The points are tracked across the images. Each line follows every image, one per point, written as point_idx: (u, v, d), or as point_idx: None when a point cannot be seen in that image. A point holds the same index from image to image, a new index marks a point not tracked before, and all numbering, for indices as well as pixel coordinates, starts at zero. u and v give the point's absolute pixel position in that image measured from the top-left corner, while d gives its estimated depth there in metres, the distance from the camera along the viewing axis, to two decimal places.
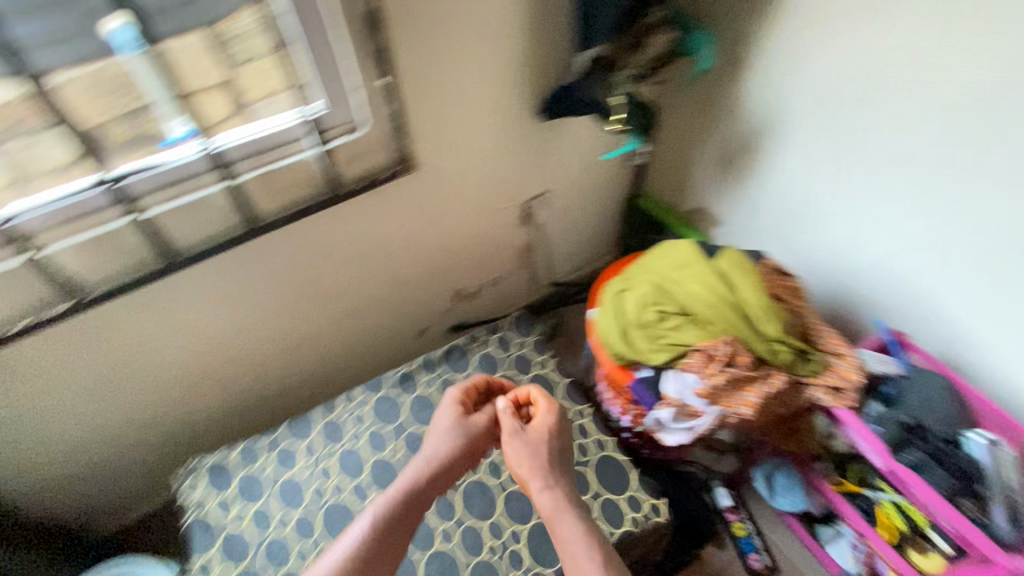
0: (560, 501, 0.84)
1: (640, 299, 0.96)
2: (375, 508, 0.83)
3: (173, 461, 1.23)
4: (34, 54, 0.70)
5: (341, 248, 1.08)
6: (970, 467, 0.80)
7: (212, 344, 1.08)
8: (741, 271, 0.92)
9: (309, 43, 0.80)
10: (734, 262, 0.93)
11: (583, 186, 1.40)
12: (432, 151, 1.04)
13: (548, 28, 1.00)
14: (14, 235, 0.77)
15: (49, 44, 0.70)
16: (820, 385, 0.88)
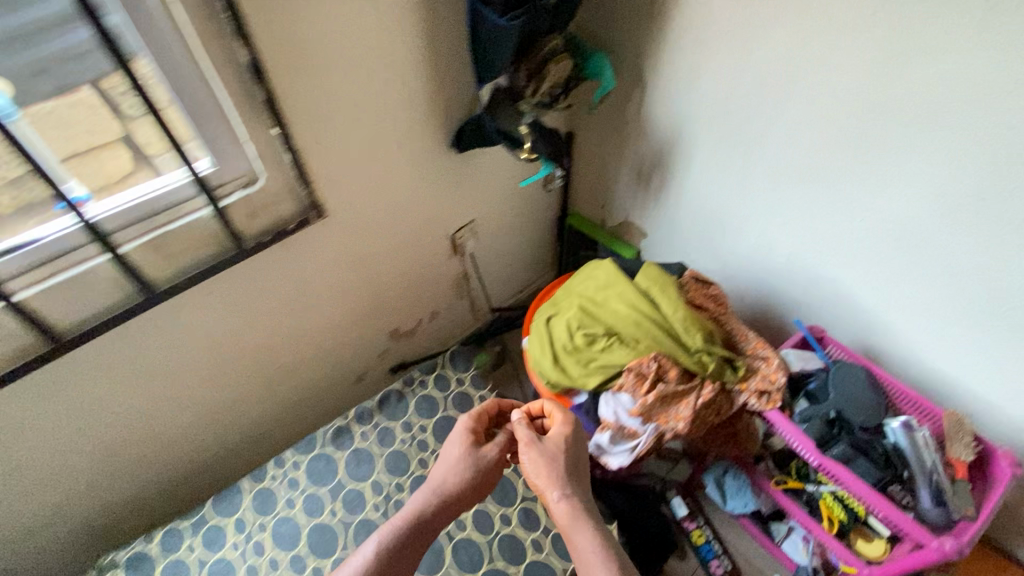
0: (576, 509, 0.76)
1: (568, 324, 0.95)
2: (383, 532, 0.80)
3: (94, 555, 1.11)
4: None
5: (255, 303, 1.03)
6: (892, 454, 0.85)
7: (121, 424, 0.99)
8: (663, 287, 0.93)
9: (185, 102, 0.76)
10: (656, 278, 0.94)
11: (509, 211, 1.40)
12: (341, 193, 1.00)
13: (447, 62, 1.00)
14: None
15: None
16: (748, 390, 0.90)
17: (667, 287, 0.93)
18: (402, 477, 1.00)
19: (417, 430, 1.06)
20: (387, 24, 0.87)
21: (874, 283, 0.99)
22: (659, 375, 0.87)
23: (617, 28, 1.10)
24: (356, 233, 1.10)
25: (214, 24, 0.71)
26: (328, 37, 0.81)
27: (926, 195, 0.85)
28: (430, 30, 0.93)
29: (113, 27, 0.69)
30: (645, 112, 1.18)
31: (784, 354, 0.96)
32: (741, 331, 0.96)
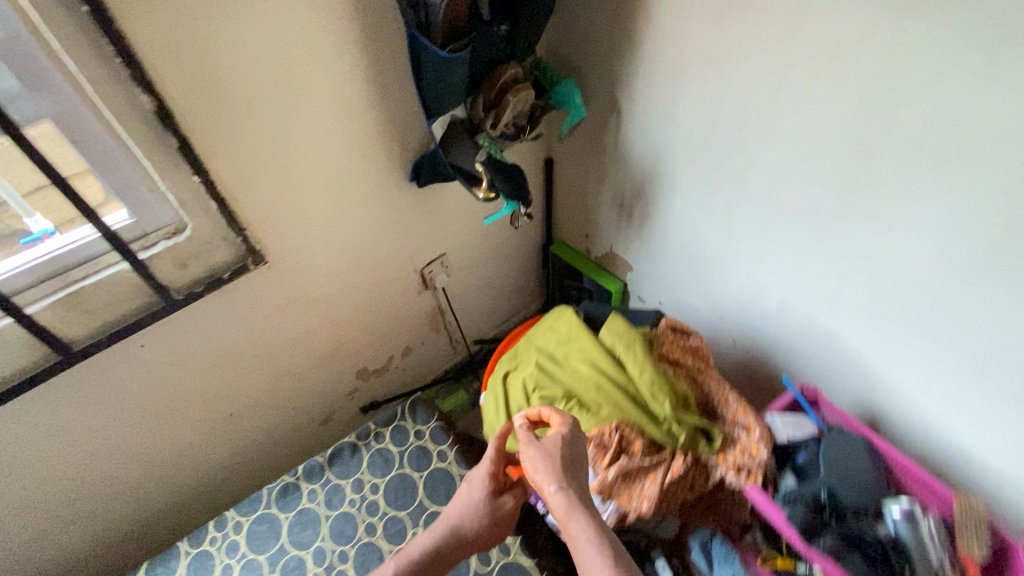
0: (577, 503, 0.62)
1: (523, 384, 0.85)
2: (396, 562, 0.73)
3: None
4: None
5: (195, 355, 0.96)
6: (892, 546, 0.73)
7: (51, 489, 0.90)
8: (629, 346, 0.83)
9: (88, 153, 0.70)
10: (621, 336, 0.84)
11: (483, 240, 1.31)
12: (284, 236, 0.93)
13: (396, 91, 0.92)
14: None
15: None
16: (725, 465, 0.78)
17: (634, 344, 0.83)
18: (347, 546, 0.91)
19: (368, 489, 0.98)
20: (320, 57, 0.80)
21: (873, 336, 0.87)
22: (622, 446, 0.77)
23: (586, 51, 1.01)
24: (307, 273, 1.03)
25: (112, 68, 0.65)
26: (250, 76, 0.75)
27: (931, 243, 0.73)
28: (372, 62, 0.86)
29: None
30: (621, 139, 1.08)
31: (770, 422, 0.85)
32: (719, 393, 0.85)
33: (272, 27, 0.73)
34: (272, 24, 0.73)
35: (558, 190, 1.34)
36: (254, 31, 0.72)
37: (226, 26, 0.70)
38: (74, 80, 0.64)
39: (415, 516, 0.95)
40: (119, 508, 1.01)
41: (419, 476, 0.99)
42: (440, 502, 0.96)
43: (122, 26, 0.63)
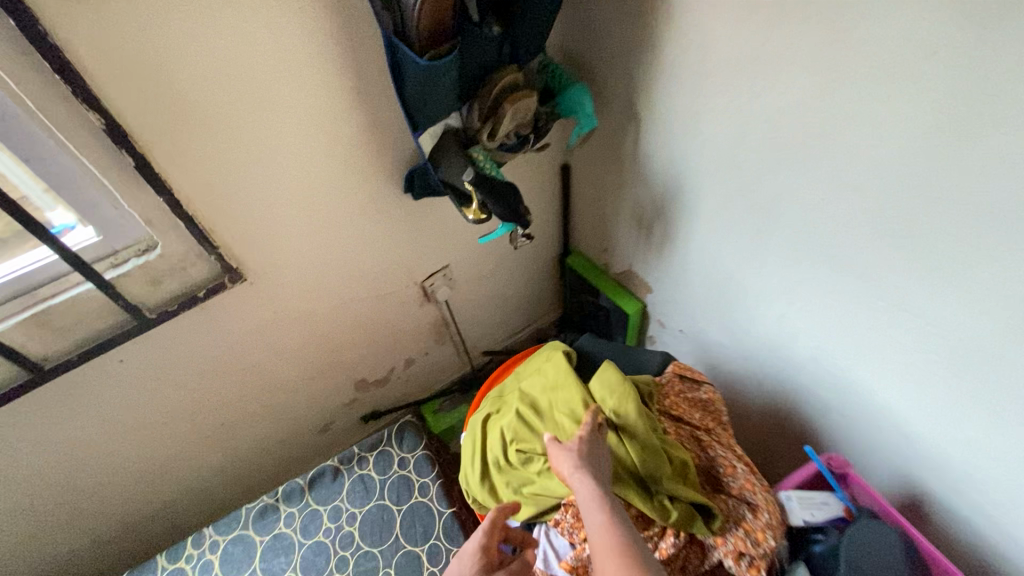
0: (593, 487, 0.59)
1: (501, 433, 0.76)
2: None
3: None
4: None
5: (176, 372, 0.93)
6: None
7: (33, 502, 0.90)
8: (619, 401, 0.72)
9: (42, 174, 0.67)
10: (611, 388, 0.73)
11: (490, 252, 1.23)
12: (264, 252, 0.88)
13: (383, 100, 0.84)
14: None
15: None
16: (724, 549, 0.67)
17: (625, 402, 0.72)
18: None
19: (344, 519, 0.94)
20: (292, 67, 0.73)
21: (921, 404, 0.73)
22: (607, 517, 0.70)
23: (601, 52, 0.89)
24: (295, 289, 0.98)
25: (56, 86, 0.60)
26: (213, 89, 0.69)
27: (1005, 310, 0.58)
28: (354, 70, 0.78)
29: None
30: (638, 152, 0.95)
31: (782, 499, 0.74)
32: (724, 458, 0.74)
33: (235, 36, 0.67)
34: (234, 33, 0.67)
35: (574, 200, 1.22)
36: (214, 42, 0.66)
37: (182, 37, 0.64)
38: (19, 99, 0.60)
39: (388, 554, 0.90)
40: (109, 516, 1.01)
41: (398, 510, 0.94)
42: (417, 541, 0.91)
43: (63, 42, 0.58)
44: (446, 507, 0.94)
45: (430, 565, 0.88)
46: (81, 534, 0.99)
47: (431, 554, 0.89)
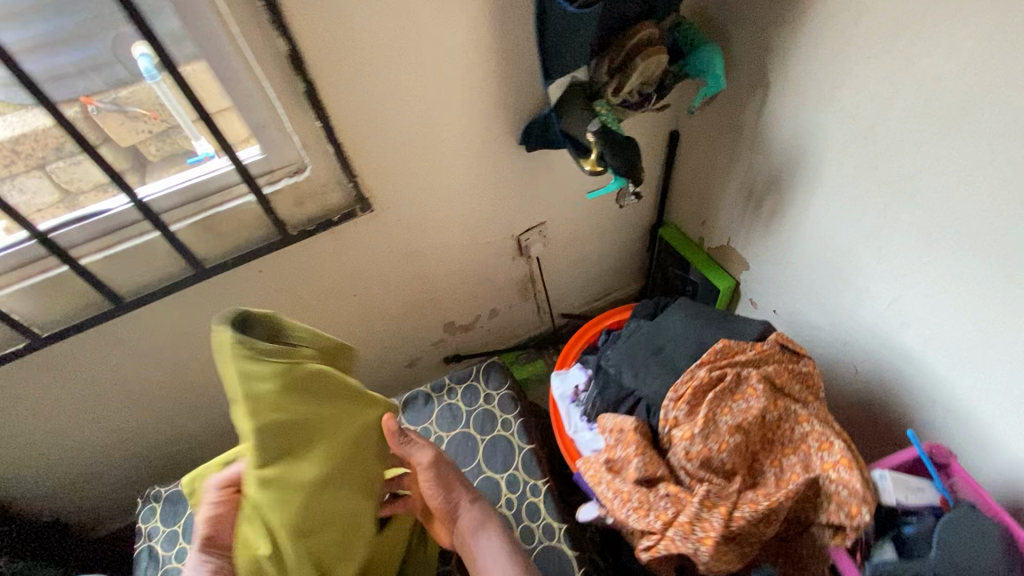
0: (464, 507, 0.81)
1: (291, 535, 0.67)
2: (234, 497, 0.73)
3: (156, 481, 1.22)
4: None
5: (301, 286, 1.04)
6: None
7: (180, 377, 1.06)
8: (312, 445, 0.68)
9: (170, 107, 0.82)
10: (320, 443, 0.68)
11: (586, 214, 1.25)
12: (391, 186, 0.96)
13: (519, 51, 0.88)
14: None
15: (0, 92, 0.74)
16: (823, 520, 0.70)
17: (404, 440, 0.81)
18: None
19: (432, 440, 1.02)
20: (445, 9, 0.78)
21: None
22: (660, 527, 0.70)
23: (740, 16, 0.87)
24: (410, 227, 1.06)
25: (255, 15, 0.68)
26: (378, 32, 0.76)
27: None
28: (497, 15, 0.82)
29: (167, 30, 0.70)
30: (760, 122, 0.94)
31: (874, 477, 0.71)
32: (807, 442, 0.74)
33: None
34: None
35: (678, 171, 1.22)
36: None
37: None
38: (223, 23, 0.69)
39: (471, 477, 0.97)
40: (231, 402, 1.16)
41: (481, 438, 1.01)
42: (496, 470, 0.97)
43: None
44: (526, 443, 1.00)
45: (508, 492, 0.94)
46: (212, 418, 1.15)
47: (505, 484, 0.95)
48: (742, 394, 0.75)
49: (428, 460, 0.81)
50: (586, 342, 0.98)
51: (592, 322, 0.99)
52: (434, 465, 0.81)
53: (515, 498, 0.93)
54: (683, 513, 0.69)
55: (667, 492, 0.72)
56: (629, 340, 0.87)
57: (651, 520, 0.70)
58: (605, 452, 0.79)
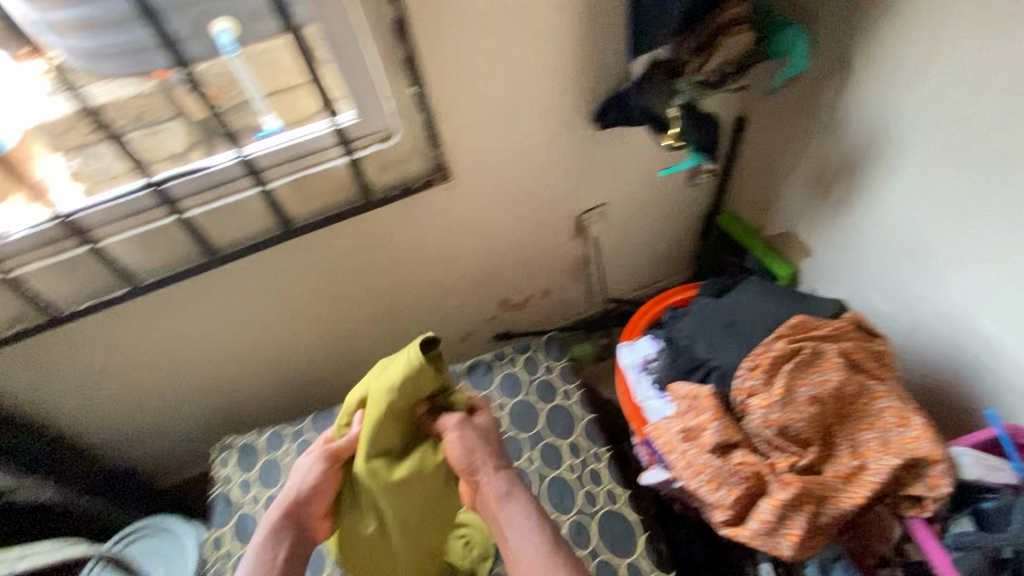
0: (488, 475, 0.73)
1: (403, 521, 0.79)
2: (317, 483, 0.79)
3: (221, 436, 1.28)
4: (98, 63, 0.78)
5: (374, 252, 1.08)
6: None
7: (255, 332, 1.12)
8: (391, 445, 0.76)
9: (240, 82, 0.86)
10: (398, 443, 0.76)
11: (648, 198, 1.26)
12: (469, 157, 0.99)
13: (603, 27, 0.90)
14: (75, 227, 0.82)
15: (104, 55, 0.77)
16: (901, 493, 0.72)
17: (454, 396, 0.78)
18: None
19: (493, 407, 1.05)
20: None
21: None
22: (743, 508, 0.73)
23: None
24: (480, 200, 1.09)
25: None
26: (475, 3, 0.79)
27: None
28: None
29: None
30: (837, 106, 0.95)
31: (957, 454, 0.73)
32: (885, 418, 0.75)
33: None
34: None
35: (741, 158, 1.23)
36: None
37: None
38: None
39: (532, 441, 0.99)
40: (296, 361, 1.22)
41: (543, 407, 1.04)
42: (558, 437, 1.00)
43: None
44: (586, 413, 1.02)
45: (570, 458, 0.96)
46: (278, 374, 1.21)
47: (566, 450, 0.98)
48: (820, 367, 0.77)
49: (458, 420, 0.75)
50: (653, 318, 1.00)
51: (658, 297, 1.01)
52: (462, 427, 0.75)
53: (578, 464, 0.96)
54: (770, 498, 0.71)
55: (740, 465, 0.74)
56: (701, 313, 0.89)
57: (721, 495, 0.74)
58: (678, 419, 0.81)
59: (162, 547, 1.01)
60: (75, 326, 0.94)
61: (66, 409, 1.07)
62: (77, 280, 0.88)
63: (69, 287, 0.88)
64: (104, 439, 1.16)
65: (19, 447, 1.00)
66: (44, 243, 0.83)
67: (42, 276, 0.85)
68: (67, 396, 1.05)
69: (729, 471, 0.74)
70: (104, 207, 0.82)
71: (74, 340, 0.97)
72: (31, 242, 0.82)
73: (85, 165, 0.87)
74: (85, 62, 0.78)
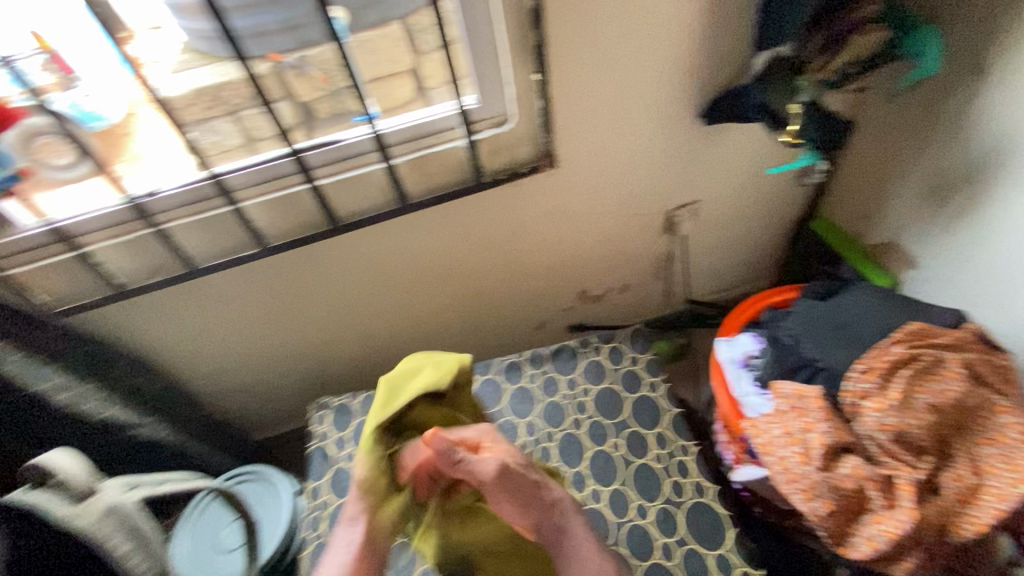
0: (541, 513, 0.81)
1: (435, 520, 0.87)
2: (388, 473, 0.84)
3: (308, 395, 1.37)
4: (245, 43, 0.79)
5: (473, 233, 1.13)
6: None
7: (354, 300, 1.19)
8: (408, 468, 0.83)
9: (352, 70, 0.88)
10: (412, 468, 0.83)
11: (741, 199, 1.25)
12: (576, 146, 1.02)
13: (726, 23, 0.91)
14: (224, 187, 0.91)
15: (258, 35, 0.79)
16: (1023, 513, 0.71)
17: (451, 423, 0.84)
18: (555, 429, 1.03)
19: (578, 391, 1.07)
20: None
21: None
22: (849, 521, 0.74)
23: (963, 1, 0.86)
24: (578, 189, 1.11)
25: None
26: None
27: None
28: None
29: None
30: (964, 114, 0.92)
31: None
32: (1009, 433, 0.72)
33: None
34: None
35: (842, 164, 1.20)
36: None
37: None
38: None
39: (618, 429, 1.02)
40: (386, 330, 1.29)
41: (628, 396, 1.05)
42: (643, 426, 1.01)
43: None
44: (672, 406, 1.03)
45: (656, 448, 0.98)
46: (369, 339, 1.28)
47: (652, 440, 0.99)
48: (942, 377, 0.75)
49: (495, 473, 0.77)
50: (750, 316, 1.01)
51: (756, 298, 1.02)
52: (498, 483, 0.78)
53: (664, 455, 0.97)
54: (879, 515, 0.72)
55: (846, 477, 0.74)
56: (806, 313, 0.89)
57: (816, 505, 0.74)
58: (779, 423, 0.81)
59: (262, 491, 1.09)
60: (205, 281, 1.03)
61: (182, 358, 1.16)
62: (215, 237, 0.96)
63: (209, 243, 0.97)
64: (209, 389, 1.26)
65: (139, 388, 1.08)
66: (197, 201, 0.92)
67: (187, 231, 0.94)
68: (187, 346, 1.14)
69: (831, 484, 0.74)
70: (250, 172, 0.91)
71: (199, 294, 1.05)
72: (184, 199, 0.91)
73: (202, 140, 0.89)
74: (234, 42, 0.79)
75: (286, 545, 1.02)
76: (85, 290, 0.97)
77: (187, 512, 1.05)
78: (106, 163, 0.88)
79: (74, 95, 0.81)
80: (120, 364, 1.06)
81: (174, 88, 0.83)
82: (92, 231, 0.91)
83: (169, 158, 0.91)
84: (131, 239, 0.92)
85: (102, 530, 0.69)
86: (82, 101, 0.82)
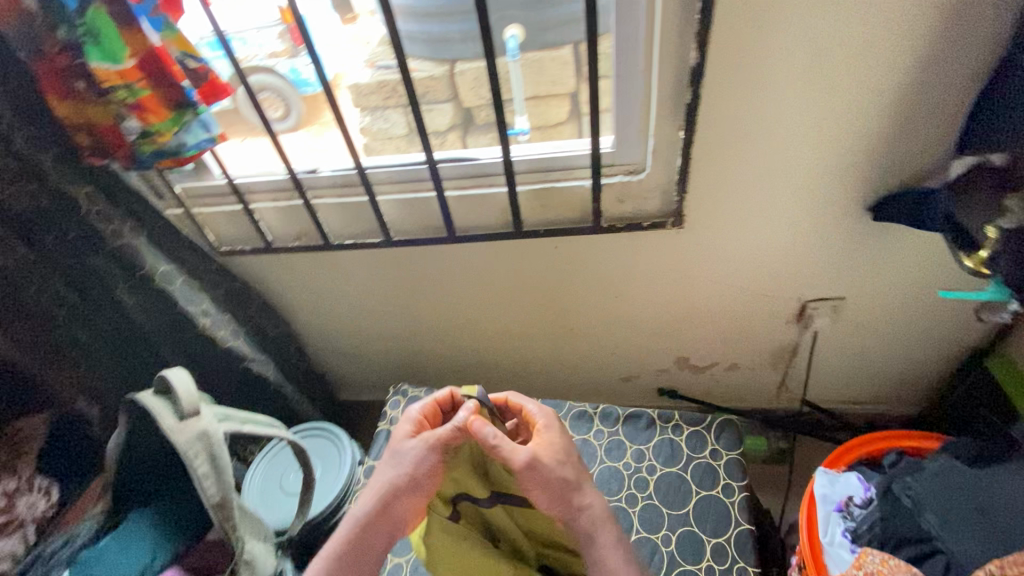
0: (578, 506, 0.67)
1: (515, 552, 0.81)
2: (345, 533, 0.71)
3: (398, 375, 1.47)
4: (408, 43, 0.97)
5: (580, 273, 1.11)
6: None
7: (456, 305, 1.24)
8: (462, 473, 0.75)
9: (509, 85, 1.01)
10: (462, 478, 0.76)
11: (899, 308, 1.06)
12: (709, 214, 0.95)
13: (925, 112, 0.78)
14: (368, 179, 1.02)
15: (422, 39, 0.95)
16: None
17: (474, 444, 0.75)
18: (608, 496, 0.97)
19: (644, 466, 1.00)
20: (866, 53, 0.73)
21: None
22: None
23: None
24: (702, 257, 1.04)
25: (682, 27, 0.75)
26: (781, 65, 0.75)
27: None
28: (921, 72, 0.74)
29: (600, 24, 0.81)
30: None
31: None
32: None
33: (833, 24, 0.71)
34: (834, 17, 0.70)
35: None
36: (817, 21, 0.71)
37: (793, 15, 0.70)
38: (649, 28, 0.77)
39: (674, 522, 0.93)
40: (480, 340, 1.32)
41: (697, 491, 0.96)
42: (703, 532, 0.91)
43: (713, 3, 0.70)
44: (744, 520, 0.91)
45: (711, 560, 0.89)
46: (463, 341, 1.33)
47: (706, 547, 0.90)
48: None
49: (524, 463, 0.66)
50: (866, 454, 0.90)
51: (884, 435, 0.91)
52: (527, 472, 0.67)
53: (717, 569, 0.88)
54: None
55: None
56: (941, 478, 0.77)
57: None
58: None
59: (330, 452, 1.20)
60: (335, 257, 1.15)
61: (303, 312, 1.31)
62: (350, 220, 1.08)
63: (344, 225, 1.09)
64: (321, 346, 1.41)
65: (263, 328, 1.24)
66: (342, 185, 1.05)
67: (331, 209, 1.07)
68: (309, 305, 1.29)
69: None
70: (392, 170, 1.01)
71: (327, 264, 1.17)
72: (332, 182, 1.04)
73: (373, 124, 1.08)
74: (419, 45, 0.97)
75: (331, 507, 1.12)
76: (244, 238, 1.14)
77: (265, 450, 1.21)
78: (306, 121, 1.08)
79: (296, 62, 1.00)
80: (253, 305, 1.23)
81: (375, 75, 1.03)
82: (261, 193, 1.07)
83: (333, 142, 1.08)
84: (288, 206, 1.07)
85: (190, 451, 0.78)
86: (299, 67, 1.00)
